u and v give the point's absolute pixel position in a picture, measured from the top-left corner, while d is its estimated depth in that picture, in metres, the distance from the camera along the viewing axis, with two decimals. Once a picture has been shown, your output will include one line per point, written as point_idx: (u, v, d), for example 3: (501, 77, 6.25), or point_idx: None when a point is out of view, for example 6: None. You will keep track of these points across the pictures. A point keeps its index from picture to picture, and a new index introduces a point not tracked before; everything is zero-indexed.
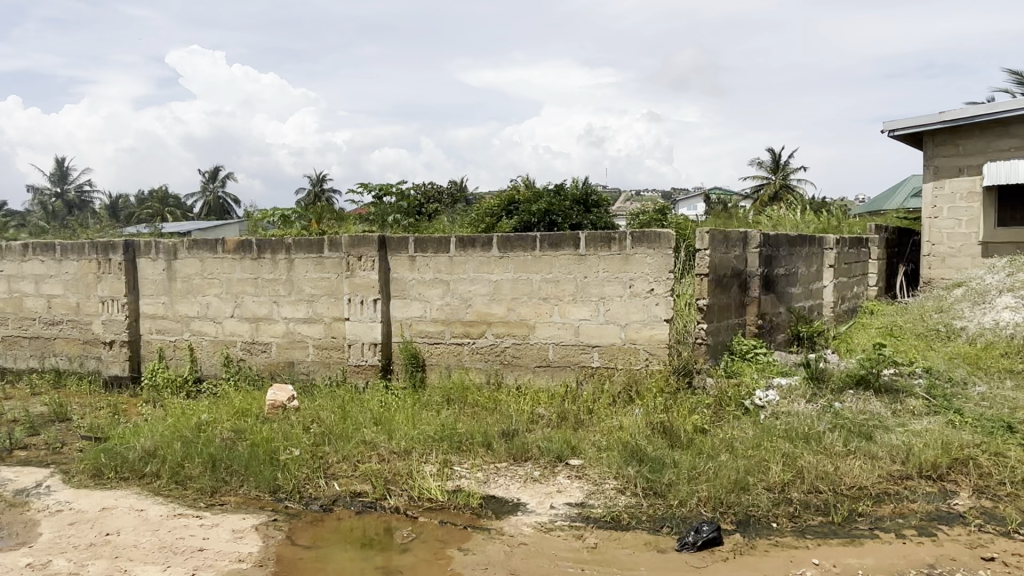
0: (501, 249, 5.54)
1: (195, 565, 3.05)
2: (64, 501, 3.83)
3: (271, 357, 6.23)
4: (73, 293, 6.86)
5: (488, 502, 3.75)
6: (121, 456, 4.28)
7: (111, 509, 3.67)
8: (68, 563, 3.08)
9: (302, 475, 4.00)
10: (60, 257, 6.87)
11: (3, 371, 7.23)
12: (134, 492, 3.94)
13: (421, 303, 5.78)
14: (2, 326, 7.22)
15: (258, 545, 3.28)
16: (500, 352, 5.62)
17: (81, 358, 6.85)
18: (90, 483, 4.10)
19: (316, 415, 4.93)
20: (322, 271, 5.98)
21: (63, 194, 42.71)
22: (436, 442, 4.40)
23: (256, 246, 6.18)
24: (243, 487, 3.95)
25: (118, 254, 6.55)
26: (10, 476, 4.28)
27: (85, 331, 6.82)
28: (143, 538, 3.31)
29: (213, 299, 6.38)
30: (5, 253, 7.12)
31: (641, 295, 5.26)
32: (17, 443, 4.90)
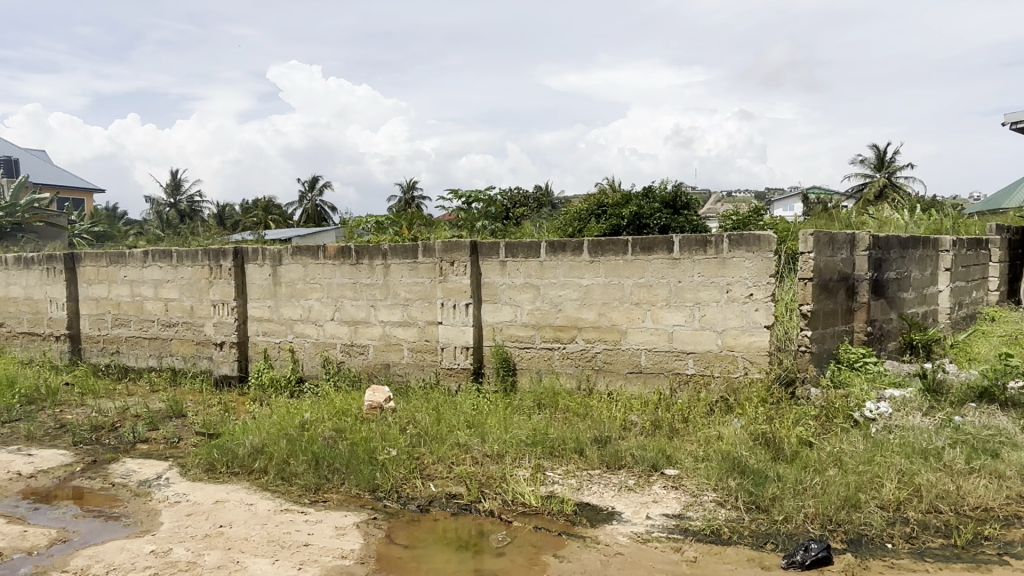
0: (592, 253, 5.48)
1: (301, 560, 3.17)
2: (181, 493, 4.07)
3: (368, 359, 6.42)
4: (187, 297, 7.31)
5: (583, 509, 3.71)
6: (232, 451, 4.52)
7: (224, 502, 3.87)
8: (187, 552, 3.26)
9: (400, 476, 4.09)
10: (176, 263, 7.35)
11: (126, 369, 7.81)
12: (244, 486, 4.14)
13: (512, 308, 5.80)
14: (125, 327, 7.79)
15: (359, 542, 3.37)
16: (592, 358, 5.55)
17: (195, 358, 7.29)
18: (204, 477, 4.35)
19: (411, 417, 5.04)
20: (416, 275, 6.12)
21: (177, 204, 45.80)
22: (529, 447, 4.39)
23: (355, 252, 6.38)
24: (344, 485, 4.08)
25: (228, 261, 6.94)
26: (134, 467, 4.60)
27: (198, 333, 7.26)
28: (253, 531, 3.47)
29: (315, 303, 6.64)
30: (129, 260, 7.68)
31: (739, 300, 5.06)
32: (140, 436, 5.27)
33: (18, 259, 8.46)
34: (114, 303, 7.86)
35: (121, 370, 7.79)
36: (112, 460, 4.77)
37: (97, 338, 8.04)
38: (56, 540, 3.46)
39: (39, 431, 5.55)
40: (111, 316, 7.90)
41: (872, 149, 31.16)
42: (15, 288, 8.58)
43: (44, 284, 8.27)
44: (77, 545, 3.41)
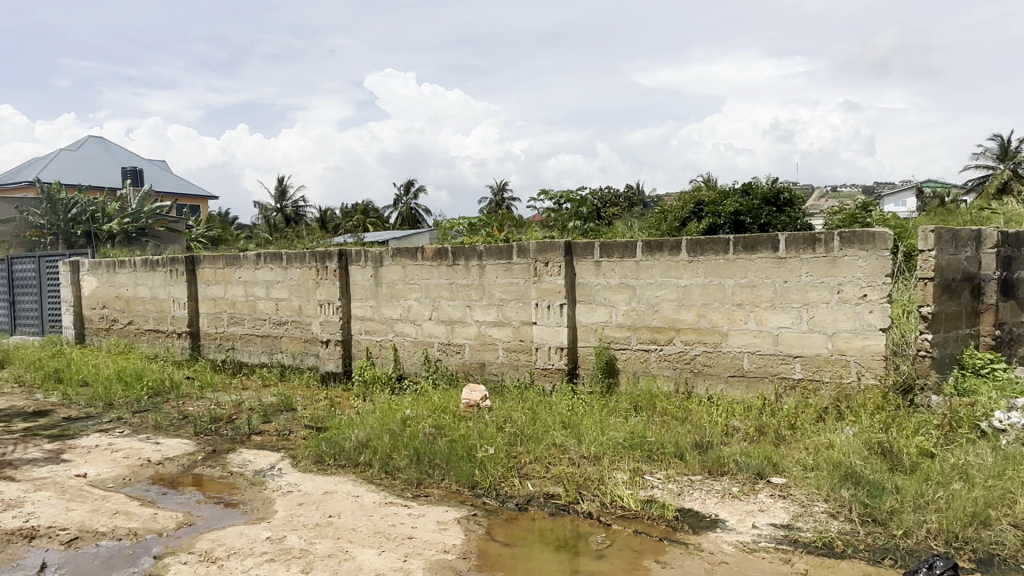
0: (691, 253, 5.35)
1: (406, 552, 3.26)
2: (293, 483, 4.28)
3: (464, 358, 6.54)
4: (296, 297, 7.69)
5: (684, 515, 3.62)
6: (339, 445, 4.72)
7: (332, 493, 4.04)
8: (300, 539, 3.42)
9: (498, 474, 4.14)
10: (285, 264, 7.74)
11: (240, 364, 8.30)
12: (350, 479, 4.31)
13: (608, 308, 5.74)
14: (239, 325, 8.28)
15: (461, 537, 3.43)
16: (691, 360, 5.41)
17: (302, 355, 7.66)
18: (314, 468, 4.56)
19: (508, 416, 5.09)
20: (510, 276, 6.17)
21: (282, 209, 48.27)
22: (627, 449, 4.33)
23: (452, 253, 6.51)
24: (444, 481, 4.16)
25: (333, 262, 7.25)
26: (251, 457, 4.88)
27: (305, 331, 7.61)
28: (360, 522, 3.61)
29: (414, 303, 6.83)
30: (243, 262, 8.16)
31: (851, 301, 4.80)
32: (255, 428, 5.58)
33: (146, 262, 9.16)
34: (229, 303, 8.36)
35: (236, 366, 8.29)
36: (230, 450, 5.08)
37: (214, 336, 8.59)
38: (182, 523, 3.71)
39: (166, 421, 5.99)
40: (227, 315, 8.41)
41: (995, 137, 28.80)
42: (143, 288, 9.29)
43: (168, 284, 8.92)
44: (201, 529, 3.65)
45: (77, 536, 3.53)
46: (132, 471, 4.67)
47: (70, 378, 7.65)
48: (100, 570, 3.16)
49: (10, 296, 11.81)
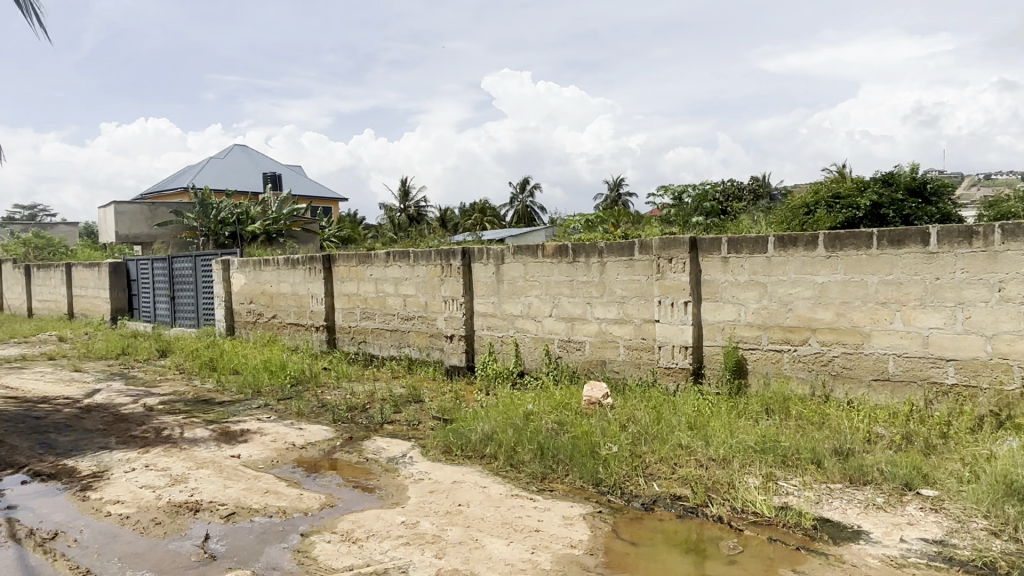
0: (828, 248, 5.06)
1: (533, 545, 3.31)
2: (424, 471, 4.47)
3: (585, 355, 6.53)
4: (422, 293, 7.99)
5: (823, 524, 3.44)
6: (466, 436, 4.86)
7: (461, 483, 4.17)
8: (432, 526, 3.56)
9: (623, 472, 4.11)
10: (413, 262, 8.06)
11: (371, 357, 8.74)
12: (477, 469, 4.43)
13: (736, 306, 5.54)
14: (371, 320, 8.71)
15: (587, 533, 3.44)
16: (829, 362, 5.12)
17: (428, 349, 7.96)
18: (442, 458, 4.73)
19: (632, 414, 5.04)
20: (632, 273, 6.09)
21: (405, 209, 50.23)
22: (758, 453, 4.17)
23: (572, 250, 6.53)
24: (568, 477, 4.19)
25: (457, 260, 7.47)
26: (384, 445, 5.14)
27: (431, 326, 7.89)
28: (489, 512, 3.70)
29: (535, 299, 6.90)
30: (374, 260, 8.58)
31: (1015, 301, 4.37)
32: (386, 418, 5.86)
33: (287, 260, 9.84)
34: (362, 298, 8.81)
35: (368, 358, 8.73)
36: (366, 438, 5.37)
37: (348, 330, 9.09)
38: (325, 504, 3.97)
39: (307, 408, 6.42)
40: (359, 310, 8.87)
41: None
42: (284, 285, 9.97)
43: (307, 281, 9.52)
44: (341, 510, 3.88)
45: (234, 511, 3.87)
46: (280, 454, 5.05)
47: (223, 367, 8.37)
48: (255, 542, 3.43)
49: (171, 292, 13.07)
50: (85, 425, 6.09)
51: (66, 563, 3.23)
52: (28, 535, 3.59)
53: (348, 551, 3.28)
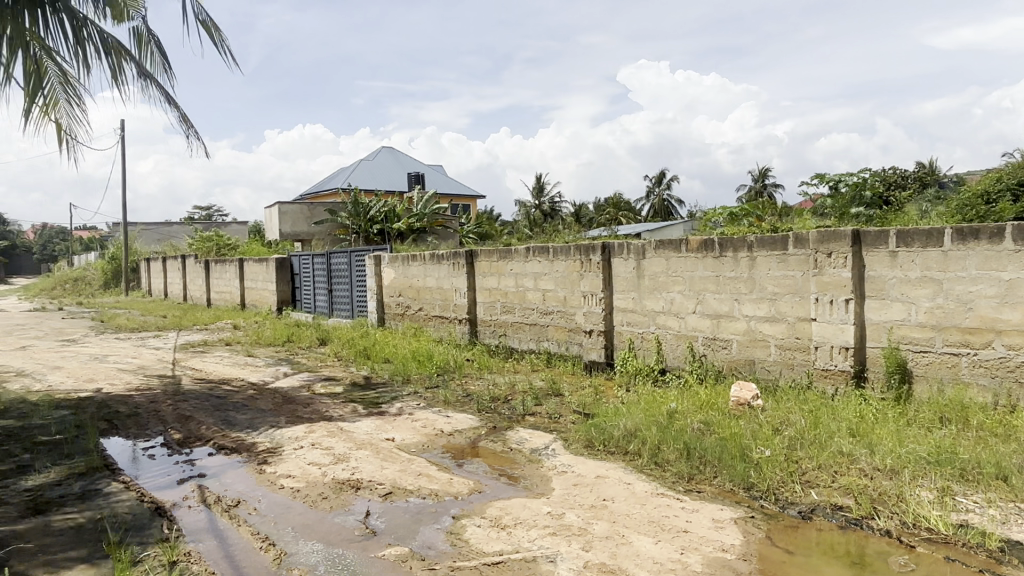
0: (1017, 240, 4.53)
1: (683, 545, 3.25)
2: (567, 464, 4.51)
3: (732, 354, 6.29)
4: (561, 288, 8.04)
5: (1011, 547, 3.11)
6: (609, 432, 4.85)
7: (605, 478, 4.17)
8: (578, 518, 3.59)
9: (777, 478, 3.93)
10: (552, 257, 8.13)
11: (511, 350, 8.93)
12: (621, 465, 4.40)
13: (904, 305, 5.10)
14: (511, 314, 8.89)
15: (739, 538, 3.32)
16: (1017, 368, 4.59)
17: (567, 343, 8.00)
18: (585, 452, 4.75)
19: (786, 418, 4.80)
20: (786, 268, 5.79)
21: (540, 205, 50.79)
22: (932, 465, 3.82)
23: (719, 244, 6.31)
24: (717, 479, 4.06)
25: (597, 255, 7.45)
26: (527, 436, 5.24)
27: (570, 321, 7.92)
28: (635, 509, 3.68)
29: (678, 295, 6.74)
30: (514, 255, 8.75)
31: None
32: (528, 410, 5.98)
33: (432, 255, 10.27)
34: (502, 293, 9.02)
35: (508, 351, 8.93)
36: (509, 428, 5.50)
37: (489, 323, 9.34)
38: (474, 490, 4.11)
39: (452, 397, 6.68)
40: (500, 304, 9.09)
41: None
42: (430, 279, 10.42)
43: (451, 276, 9.89)
44: (489, 497, 4.01)
45: (391, 491, 4.10)
46: (429, 439, 5.30)
47: (375, 356, 8.90)
48: (411, 522, 3.63)
49: (328, 285, 14.08)
50: (258, 405, 6.71)
51: (249, 528, 3.58)
52: (216, 501, 4.02)
53: (498, 537, 3.38)
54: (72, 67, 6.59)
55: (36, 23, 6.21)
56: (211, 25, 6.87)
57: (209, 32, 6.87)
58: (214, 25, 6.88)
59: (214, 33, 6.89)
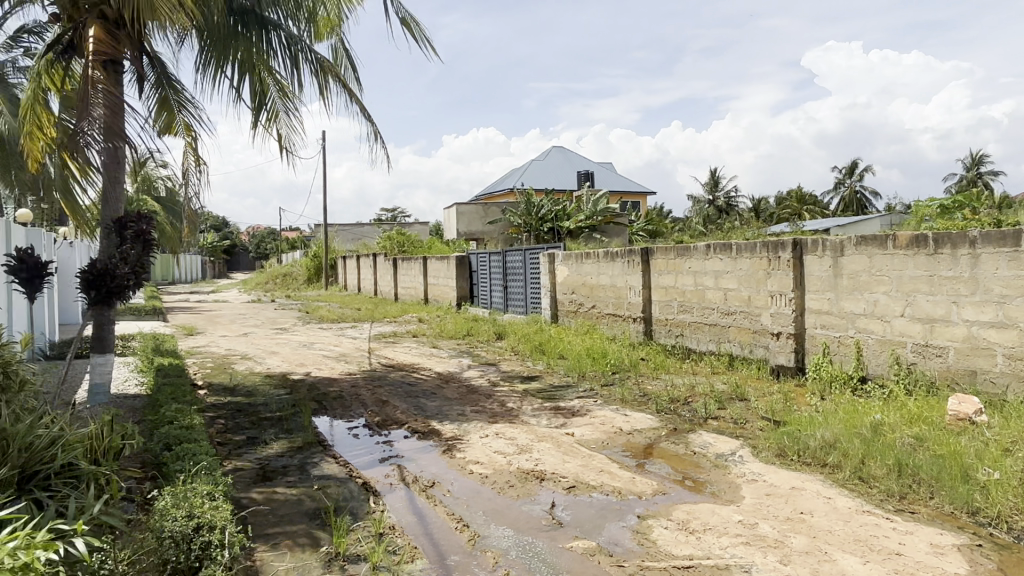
0: None
1: (896, 569, 2.97)
2: (757, 473, 4.30)
3: (948, 363, 5.64)
4: (745, 287, 7.67)
5: None
6: (804, 442, 4.56)
7: (801, 490, 3.92)
8: (773, 530, 3.41)
9: (1011, 504, 3.46)
10: (735, 255, 7.79)
11: (689, 350, 8.67)
12: (818, 478, 4.11)
13: None
14: (689, 313, 8.64)
15: (965, 568, 2.97)
16: None
17: (751, 346, 7.63)
18: (776, 461, 4.49)
19: (1020, 438, 4.20)
20: (1018, 267, 5.08)
21: (715, 201, 48.88)
22: None
23: (933, 240, 5.68)
24: (934, 501, 3.66)
25: (787, 252, 7.02)
26: (711, 440, 5.07)
27: (755, 322, 7.54)
28: (837, 525, 3.42)
29: (882, 297, 6.16)
30: (693, 253, 8.51)
31: None
32: (711, 413, 5.77)
33: (607, 253, 10.24)
34: (680, 292, 8.79)
35: (685, 352, 8.68)
36: (691, 431, 5.35)
37: (665, 322, 9.13)
38: (658, 491, 4.05)
39: (630, 396, 6.62)
40: (677, 303, 8.86)
41: None
42: (604, 276, 10.40)
43: (626, 273, 9.80)
44: (674, 499, 3.93)
45: (575, 485, 4.16)
46: (609, 437, 5.29)
47: (551, 351, 9.06)
48: (597, 517, 3.65)
49: (504, 282, 14.55)
50: (445, 394, 7.10)
51: (444, 509, 3.81)
52: (413, 481, 4.32)
53: (686, 541, 3.31)
54: (290, 83, 7.39)
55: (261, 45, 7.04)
56: (410, 20, 7.38)
57: (409, 27, 7.38)
58: (414, 20, 7.39)
59: (414, 28, 7.41)
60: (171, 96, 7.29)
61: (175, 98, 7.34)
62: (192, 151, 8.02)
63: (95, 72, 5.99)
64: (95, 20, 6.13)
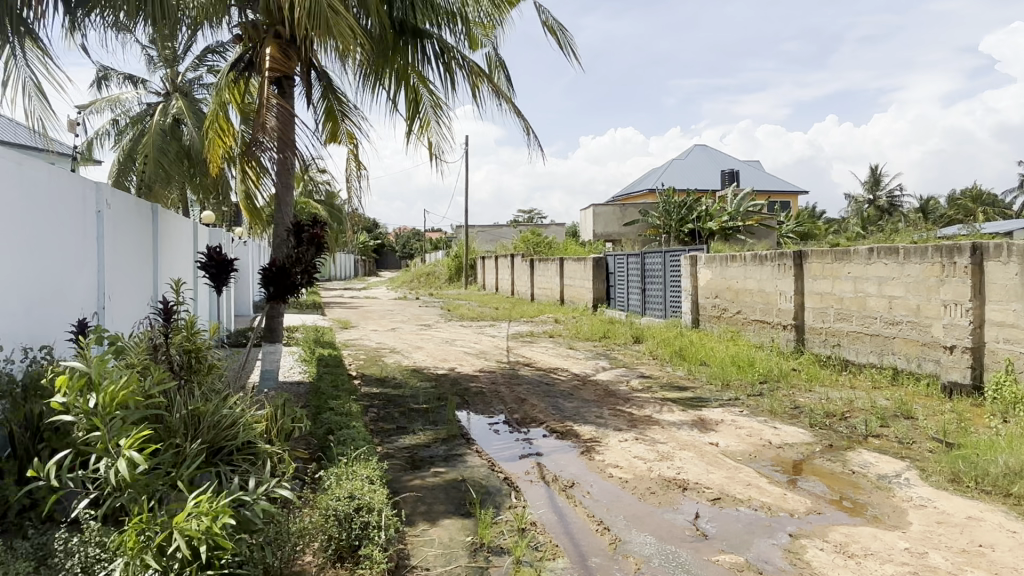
0: None
1: None
2: (926, 498, 3.93)
3: None
4: (914, 295, 7.05)
5: None
6: (983, 468, 4.12)
7: (979, 521, 3.55)
8: (946, 562, 3.11)
9: None
10: (903, 259, 7.19)
11: (846, 362, 8.09)
12: (1000, 509, 3.69)
13: None
14: (847, 322, 8.06)
15: None
16: None
17: (919, 360, 6.99)
18: (949, 486, 4.09)
19: None
20: None
21: (875, 202, 45.32)
22: None
23: None
24: None
25: (965, 257, 6.37)
26: (872, 460, 4.71)
27: (925, 333, 6.91)
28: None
29: None
30: (853, 257, 7.93)
31: None
32: (872, 431, 5.36)
33: (755, 256, 9.79)
34: (837, 298, 8.21)
35: (842, 363, 8.10)
36: (849, 449, 4.99)
37: (820, 330, 8.58)
38: (811, 510, 3.82)
39: (780, 408, 6.28)
40: (833, 311, 8.30)
41: None
42: (751, 281, 9.95)
43: (776, 278, 9.31)
44: (830, 520, 3.69)
45: (720, 497, 4.02)
46: (756, 449, 5.06)
47: (693, 357, 8.79)
48: (744, 531, 3.51)
49: (642, 284, 14.32)
50: (584, 395, 7.10)
51: (585, 510, 3.83)
52: (553, 480, 4.36)
53: (844, 565, 3.10)
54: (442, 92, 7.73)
55: (416, 55, 7.44)
56: (555, 26, 7.47)
57: (554, 33, 7.47)
58: (560, 27, 7.47)
59: (559, 34, 7.48)
60: (335, 107, 7.87)
61: (338, 108, 7.91)
62: (353, 157, 8.60)
63: (271, 88, 6.60)
64: (272, 39, 6.71)
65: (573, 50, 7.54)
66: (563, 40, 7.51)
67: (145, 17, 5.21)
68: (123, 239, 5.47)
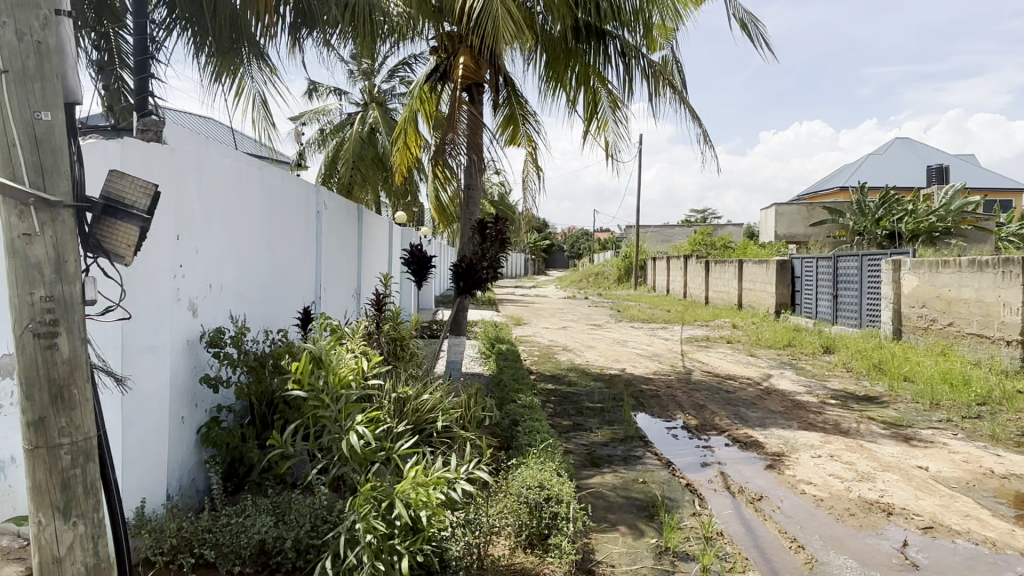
0: None
1: None
2: None
3: None
4: None
5: None
6: None
7: None
8: None
9: None
10: None
11: None
12: None
13: None
14: None
15: None
16: None
17: None
18: None
19: None
20: None
21: None
22: None
23: None
24: None
25: None
26: None
27: None
28: None
29: None
30: None
31: None
32: None
33: (973, 262, 8.73)
34: None
35: None
36: None
37: None
38: None
39: (1004, 433, 5.55)
40: None
41: None
42: (967, 290, 8.89)
43: (999, 286, 8.24)
44: None
45: (932, 526, 3.66)
46: (975, 477, 4.52)
47: (894, 371, 8.02)
48: (964, 566, 3.17)
49: (833, 290, 13.31)
50: (770, 406, 6.74)
51: (775, 525, 3.67)
52: (739, 490, 4.22)
53: None
54: (620, 93, 7.73)
55: (597, 57, 7.50)
56: (747, 18, 7.16)
57: (745, 27, 7.17)
58: (752, 18, 7.15)
59: (751, 27, 7.18)
60: (518, 111, 8.16)
61: (520, 112, 8.19)
62: (531, 161, 8.86)
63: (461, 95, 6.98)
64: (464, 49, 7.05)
65: (763, 42, 7.19)
66: (757, 33, 7.19)
67: (354, 37, 5.75)
68: (335, 238, 6.06)
